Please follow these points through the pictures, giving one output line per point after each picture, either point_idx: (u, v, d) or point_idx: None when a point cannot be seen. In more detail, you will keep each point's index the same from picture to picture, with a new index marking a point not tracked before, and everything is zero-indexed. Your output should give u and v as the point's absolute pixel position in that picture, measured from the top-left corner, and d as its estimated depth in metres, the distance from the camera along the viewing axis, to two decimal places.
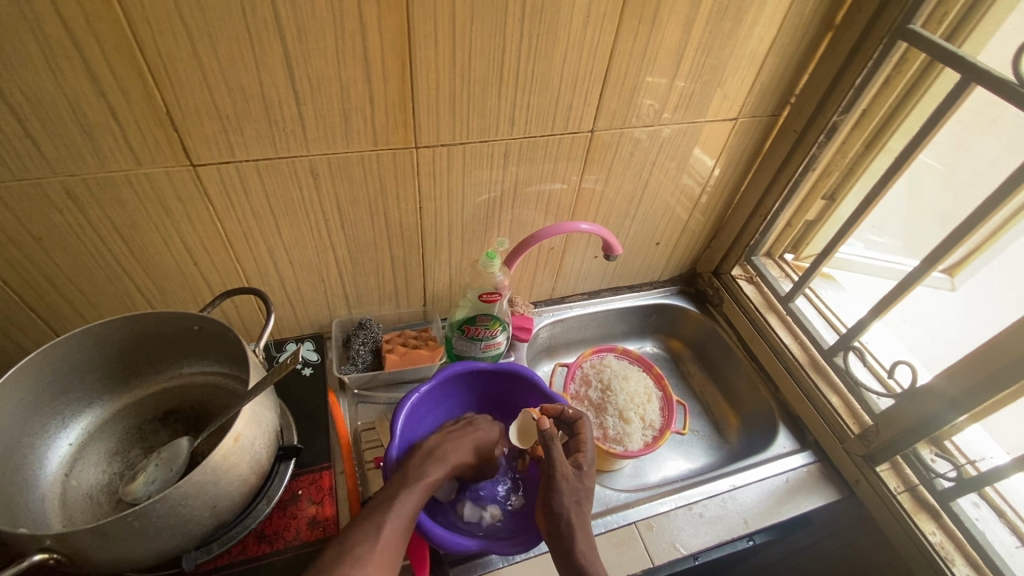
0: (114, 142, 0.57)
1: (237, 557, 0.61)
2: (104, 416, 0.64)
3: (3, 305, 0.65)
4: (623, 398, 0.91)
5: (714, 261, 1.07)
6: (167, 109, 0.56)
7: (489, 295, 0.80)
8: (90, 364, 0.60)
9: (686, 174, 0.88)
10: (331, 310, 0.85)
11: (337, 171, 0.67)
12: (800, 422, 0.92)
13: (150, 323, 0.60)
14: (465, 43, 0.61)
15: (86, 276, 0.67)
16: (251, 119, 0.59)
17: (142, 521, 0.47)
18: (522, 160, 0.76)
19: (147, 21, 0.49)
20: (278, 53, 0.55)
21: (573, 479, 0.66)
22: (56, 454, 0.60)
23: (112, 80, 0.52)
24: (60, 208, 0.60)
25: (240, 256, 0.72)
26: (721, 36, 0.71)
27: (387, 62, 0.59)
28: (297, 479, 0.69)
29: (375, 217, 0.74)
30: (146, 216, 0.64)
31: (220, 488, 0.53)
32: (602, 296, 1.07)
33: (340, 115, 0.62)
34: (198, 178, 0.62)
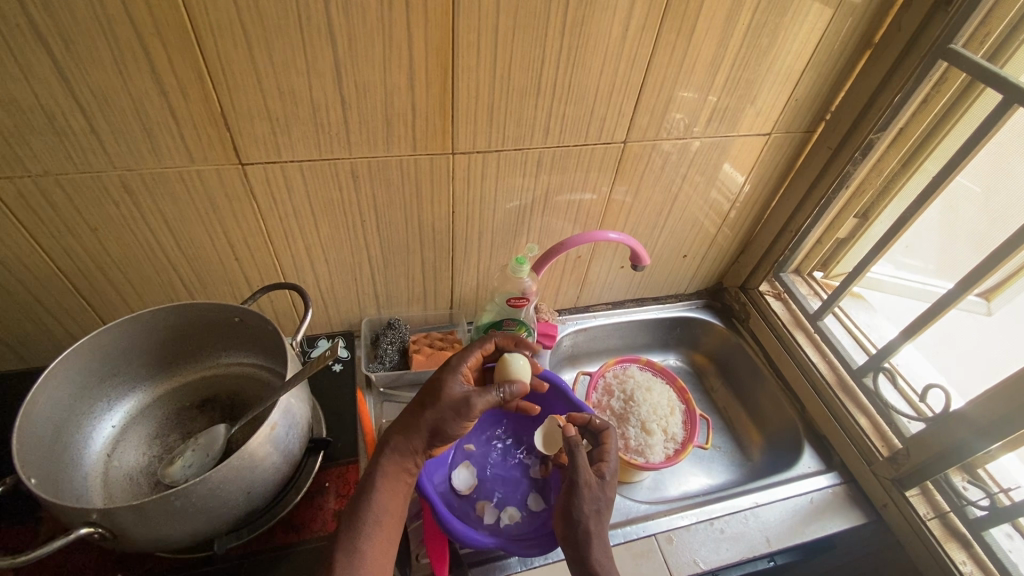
0: (170, 140, 0.60)
1: (266, 544, 0.62)
2: (147, 401, 0.66)
3: (57, 290, 0.69)
4: (646, 409, 0.91)
5: (742, 275, 1.06)
6: (222, 111, 0.59)
7: (517, 300, 0.81)
8: (137, 348, 0.62)
9: (716, 188, 0.89)
10: (361, 309, 0.87)
11: (375, 173, 0.69)
12: (826, 442, 0.91)
13: (195, 311, 0.62)
14: (505, 55, 0.62)
15: (134, 267, 0.70)
16: (300, 122, 0.62)
17: (182, 501, 0.49)
18: (555, 169, 0.77)
19: (210, 27, 0.52)
20: (328, 57, 0.57)
21: (595, 487, 0.64)
22: (100, 435, 0.62)
23: (173, 83, 0.55)
24: (117, 201, 0.63)
25: (278, 252, 0.74)
26: (758, 52, 0.71)
27: (430, 71, 0.61)
28: (325, 471, 0.69)
29: (409, 221, 0.76)
30: (194, 211, 0.66)
31: (255, 475, 0.55)
32: (626, 307, 1.07)
33: (383, 121, 0.64)
34: (245, 176, 0.65)
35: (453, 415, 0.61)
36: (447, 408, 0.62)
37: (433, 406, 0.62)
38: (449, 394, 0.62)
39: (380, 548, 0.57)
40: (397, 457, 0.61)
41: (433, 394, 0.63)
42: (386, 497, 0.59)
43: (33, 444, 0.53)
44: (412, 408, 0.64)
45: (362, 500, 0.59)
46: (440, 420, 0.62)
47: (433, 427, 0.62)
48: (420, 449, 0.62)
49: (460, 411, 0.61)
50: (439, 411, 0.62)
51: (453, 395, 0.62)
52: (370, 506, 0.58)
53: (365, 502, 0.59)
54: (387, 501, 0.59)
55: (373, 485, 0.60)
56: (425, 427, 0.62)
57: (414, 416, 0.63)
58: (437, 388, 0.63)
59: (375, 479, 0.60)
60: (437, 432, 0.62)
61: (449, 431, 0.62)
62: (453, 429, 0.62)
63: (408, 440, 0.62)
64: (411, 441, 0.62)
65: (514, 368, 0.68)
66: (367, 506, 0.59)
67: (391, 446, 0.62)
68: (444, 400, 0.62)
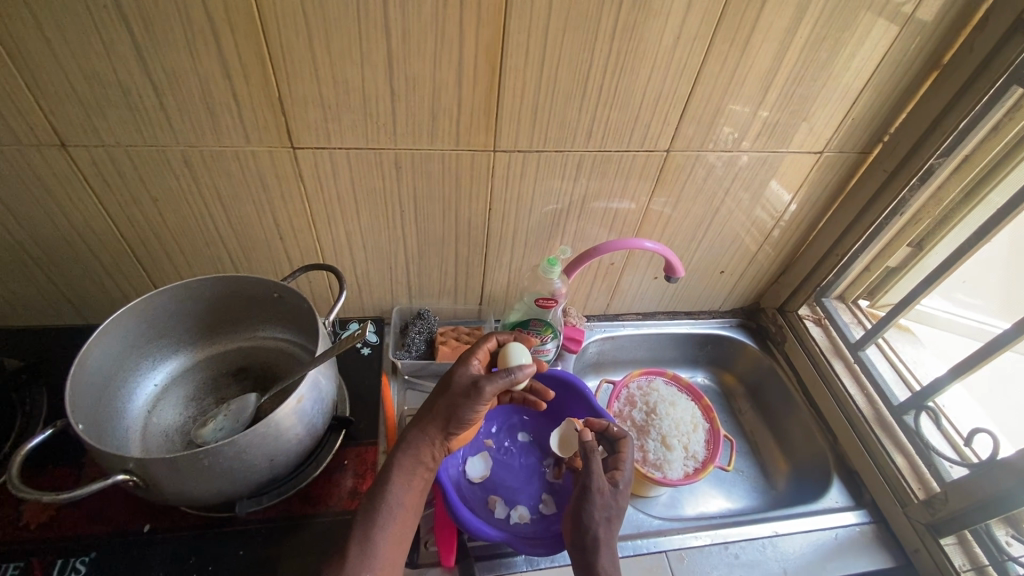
0: (231, 121, 0.63)
1: (283, 513, 0.64)
2: (188, 365, 0.70)
3: (117, 253, 0.74)
4: (668, 423, 0.88)
5: (781, 297, 1.03)
6: (280, 96, 0.62)
7: (545, 300, 0.81)
8: (183, 313, 0.66)
9: (759, 206, 0.87)
10: (393, 297, 0.89)
11: (417, 165, 0.71)
12: (857, 478, 0.87)
13: (239, 283, 0.66)
14: (554, 56, 0.63)
15: (187, 238, 0.75)
16: (350, 111, 0.64)
17: (211, 460, 0.52)
18: (594, 173, 0.77)
19: (275, 16, 0.55)
20: (382, 50, 0.59)
21: (608, 494, 0.64)
22: (143, 392, 0.66)
23: (238, 67, 0.59)
24: (179, 176, 0.67)
25: (320, 236, 0.77)
26: (814, 67, 0.69)
27: (479, 67, 0.63)
28: (345, 450, 0.71)
29: (446, 215, 0.78)
30: (247, 190, 0.70)
31: (279, 443, 0.57)
32: (657, 319, 1.05)
33: (429, 115, 0.66)
34: (296, 159, 0.68)
35: (463, 399, 0.62)
36: (458, 394, 0.62)
37: (445, 394, 0.63)
38: (458, 381, 0.63)
39: (390, 542, 0.58)
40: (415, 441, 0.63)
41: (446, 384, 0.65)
42: (399, 482, 0.60)
43: (83, 391, 0.57)
44: (432, 398, 0.66)
45: (378, 482, 0.61)
46: (452, 405, 0.62)
47: (450, 411, 0.62)
48: (435, 442, 0.63)
49: (468, 394, 0.62)
50: (450, 398, 0.63)
51: (463, 382, 0.64)
52: (386, 487, 0.60)
53: (380, 483, 0.60)
54: (402, 486, 0.60)
55: (390, 468, 0.61)
56: (440, 412, 0.63)
57: (432, 404, 0.65)
58: (448, 377, 0.65)
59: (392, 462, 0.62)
60: (452, 417, 0.63)
61: (462, 416, 0.62)
62: (466, 412, 0.62)
63: (422, 430, 0.63)
64: (424, 430, 0.63)
65: (516, 357, 0.67)
66: (381, 488, 0.60)
67: (411, 433, 0.63)
68: (455, 387, 0.63)
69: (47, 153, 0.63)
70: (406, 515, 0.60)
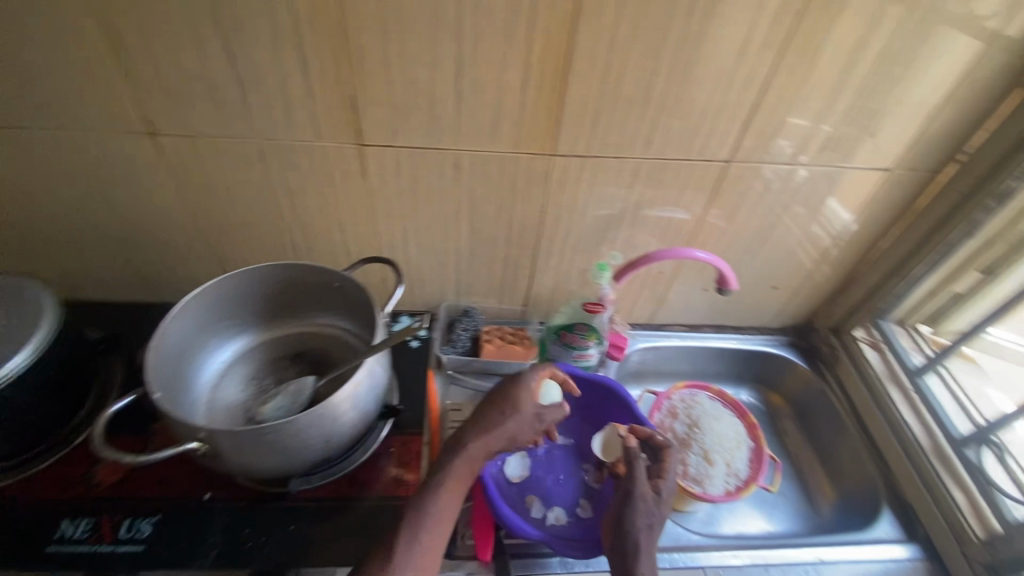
0: (305, 117, 0.66)
1: (331, 493, 0.66)
2: (251, 344, 0.74)
3: (192, 237, 0.79)
4: (710, 438, 0.88)
5: (835, 317, 1.00)
6: (353, 95, 0.64)
7: (592, 306, 0.83)
8: (251, 295, 0.70)
9: (819, 222, 0.84)
10: (442, 293, 0.91)
11: (477, 166, 0.73)
12: (911, 511, 0.83)
13: (305, 271, 0.69)
14: (619, 63, 0.63)
15: (256, 227, 0.79)
16: (417, 111, 0.66)
17: (274, 436, 0.55)
18: (650, 181, 0.77)
19: (355, 18, 0.58)
20: (453, 53, 0.61)
21: (650, 501, 0.64)
22: (210, 367, 0.70)
23: (316, 66, 0.62)
24: (254, 167, 0.71)
25: (379, 230, 0.80)
26: (888, 81, 0.67)
27: (544, 73, 0.64)
28: (392, 437, 0.73)
29: (500, 216, 0.79)
30: (314, 183, 0.73)
31: (335, 426, 0.59)
32: (702, 332, 1.04)
33: (492, 118, 0.68)
34: (362, 156, 0.71)
35: (510, 408, 0.66)
36: (525, 419, 0.66)
37: (511, 412, 0.66)
38: (526, 405, 0.67)
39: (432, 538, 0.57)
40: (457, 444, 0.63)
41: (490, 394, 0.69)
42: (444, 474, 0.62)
43: (161, 362, 0.61)
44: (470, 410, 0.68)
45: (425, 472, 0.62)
46: (516, 427, 0.66)
47: (496, 419, 0.65)
48: (487, 450, 0.64)
49: (517, 404, 0.66)
50: (517, 421, 0.66)
51: (529, 408, 0.67)
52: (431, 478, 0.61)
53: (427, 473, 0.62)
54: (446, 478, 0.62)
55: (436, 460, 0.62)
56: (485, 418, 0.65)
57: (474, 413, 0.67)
58: (513, 397, 0.67)
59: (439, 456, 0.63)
60: (496, 424, 0.65)
61: (523, 440, 0.67)
62: (528, 437, 0.67)
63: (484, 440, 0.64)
64: (485, 440, 0.64)
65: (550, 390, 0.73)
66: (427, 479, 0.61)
67: (470, 440, 0.63)
68: (522, 410, 0.66)
69: (140, 140, 0.68)
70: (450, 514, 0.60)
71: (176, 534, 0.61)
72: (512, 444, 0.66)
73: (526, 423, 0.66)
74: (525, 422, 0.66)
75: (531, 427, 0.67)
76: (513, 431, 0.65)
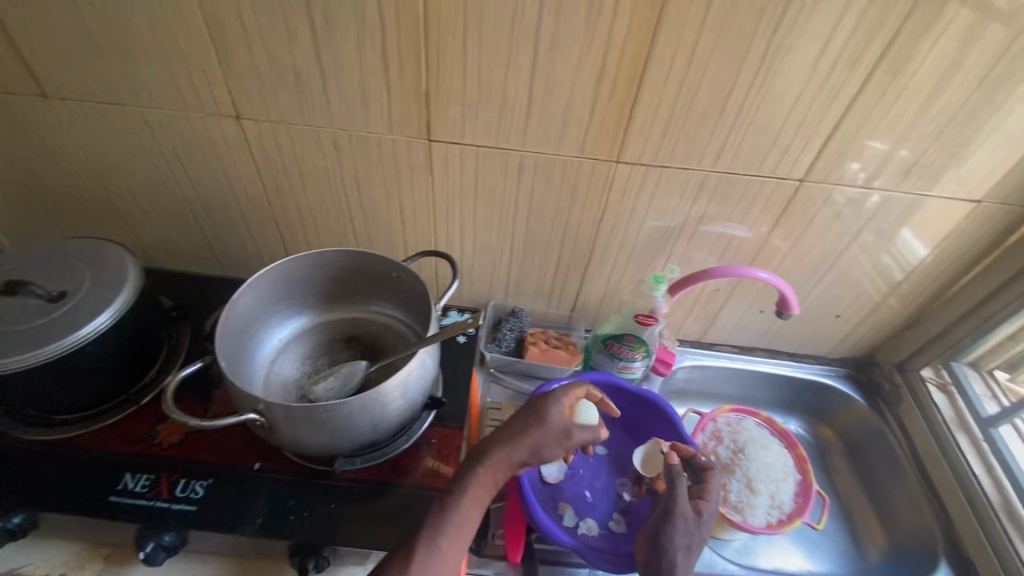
0: (379, 110, 0.68)
1: (373, 477, 0.67)
2: (310, 324, 0.76)
3: (262, 217, 0.83)
4: (756, 467, 0.84)
5: (901, 353, 0.94)
6: (427, 91, 0.66)
7: (643, 318, 0.80)
8: (315, 277, 0.72)
9: (893, 252, 0.80)
10: (491, 292, 0.92)
11: (540, 168, 0.73)
12: (971, 569, 0.77)
13: (367, 259, 0.70)
14: (696, 74, 0.62)
15: (322, 212, 0.82)
16: (487, 110, 0.67)
17: (327, 415, 0.57)
18: (716, 196, 0.75)
19: (438, 17, 0.59)
20: (529, 55, 0.62)
21: (691, 522, 0.62)
22: (271, 341, 0.73)
23: (396, 61, 0.63)
24: (326, 154, 0.74)
25: (437, 224, 0.82)
26: (987, 108, 0.63)
27: (618, 79, 0.63)
28: (433, 428, 0.73)
29: (558, 220, 0.79)
30: (381, 174, 0.75)
31: (384, 412, 0.61)
32: (754, 355, 1.00)
33: (561, 121, 0.67)
34: (430, 151, 0.72)
35: (536, 419, 0.61)
36: (549, 433, 0.60)
37: (536, 425, 0.60)
38: (552, 418, 0.61)
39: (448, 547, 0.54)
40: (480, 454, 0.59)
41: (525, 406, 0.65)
42: None
43: (229, 333, 0.64)
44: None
45: None
46: (539, 442, 0.60)
47: (520, 429, 0.60)
48: (507, 463, 0.59)
49: (544, 414, 0.61)
50: (540, 434, 0.60)
51: (557, 422, 0.61)
52: None
53: None
54: None
55: None
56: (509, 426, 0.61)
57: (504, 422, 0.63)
58: (540, 410, 0.62)
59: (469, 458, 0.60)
60: (518, 434, 0.60)
61: (546, 456, 0.61)
62: (551, 453, 0.61)
63: (502, 452, 0.59)
64: (506, 453, 0.59)
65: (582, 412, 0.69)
66: None
67: (494, 451, 0.59)
68: (546, 423, 0.61)
69: (225, 122, 0.71)
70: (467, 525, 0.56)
71: (226, 499, 0.63)
72: (534, 458, 0.60)
73: (551, 438, 0.60)
74: (551, 436, 0.61)
75: (558, 443, 0.61)
76: (536, 445, 0.60)
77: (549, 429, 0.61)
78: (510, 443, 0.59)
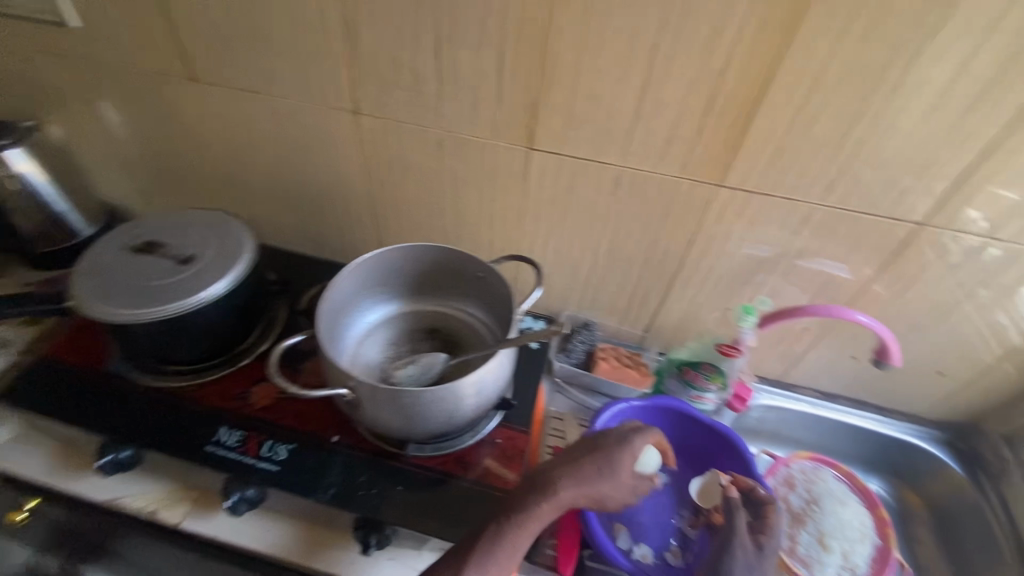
0: (486, 115, 0.71)
1: (438, 466, 0.69)
2: (399, 312, 0.80)
3: (360, 207, 0.88)
4: (831, 522, 0.79)
5: (1011, 424, 0.85)
6: (535, 101, 0.67)
7: (727, 348, 0.79)
8: (410, 268, 0.76)
9: (1018, 312, 0.73)
10: (566, 303, 0.92)
11: (636, 185, 0.72)
12: None
13: (460, 258, 0.73)
14: (816, 103, 0.60)
15: (415, 207, 0.85)
16: (591, 123, 0.68)
17: (410, 400, 0.60)
18: (819, 230, 0.71)
19: (557, 30, 0.60)
20: (641, 72, 0.62)
21: (751, 555, 0.59)
22: (363, 323, 0.77)
23: (509, 70, 0.65)
24: (429, 153, 0.77)
25: (524, 230, 0.83)
26: None
27: (731, 103, 0.62)
28: (498, 429, 0.74)
29: (646, 238, 0.78)
30: (478, 177, 0.78)
31: (458, 407, 0.63)
32: (837, 403, 0.93)
33: (665, 141, 0.67)
34: (528, 159, 0.73)
35: (607, 465, 0.59)
36: (618, 484, 0.59)
37: (608, 473, 0.59)
38: (623, 469, 0.60)
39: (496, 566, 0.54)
40: (548, 488, 0.57)
41: (590, 441, 0.63)
42: None
43: (330, 308, 0.69)
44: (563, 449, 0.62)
45: None
46: (605, 491, 0.59)
47: (592, 476, 0.58)
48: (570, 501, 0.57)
49: (617, 466, 0.59)
50: (609, 482, 0.59)
51: (626, 473, 0.60)
52: None
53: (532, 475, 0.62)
54: None
55: None
56: (579, 468, 0.58)
57: (567, 454, 0.61)
58: (613, 455, 0.60)
59: (533, 484, 0.58)
60: (589, 481, 0.58)
61: (607, 504, 0.59)
62: (612, 503, 0.59)
63: (568, 488, 0.57)
64: (572, 491, 0.57)
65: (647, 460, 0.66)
66: None
67: (560, 483, 0.57)
68: (616, 473, 0.59)
69: (342, 116, 0.76)
70: (518, 549, 0.55)
71: (305, 465, 0.67)
72: (595, 504, 0.59)
73: (618, 490, 0.59)
74: (619, 488, 0.59)
75: (623, 495, 0.60)
76: (603, 494, 0.59)
77: (619, 480, 0.59)
78: (582, 490, 0.57)
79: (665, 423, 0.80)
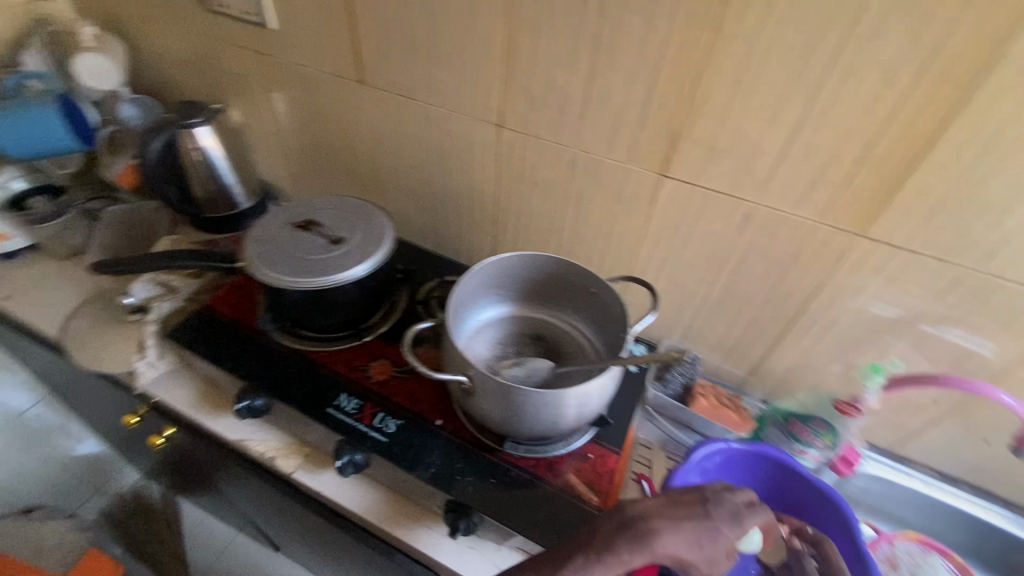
0: (625, 140, 0.73)
1: (530, 469, 0.71)
2: (512, 314, 0.84)
3: (483, 212, 0.93)
4: None
5: None
6: (678, 131, 0.69)
7: (846, 406, 0.75)
8: (530, 275, 0.79)
9: None
10: (668, 332, 0.91)
11: (767, 224, 0.71)
12: None
13: (580, 273, 0.75)
14: (991, 163, 0.56)
15: (536, 219, 0.89)
16: (732, 158, 0.68)
17: (523, 399, 0.63)
18: (969, 298, 0.66)
19: (716, 65, 0.62)
20: (797, 114, 0.61)
21: None
22: (478, 318, 0.82)
23: (658, 99, 0.67)
24: (560, 170, 0.81)
25: (639, 254, 0.84)
26: None
27: (891, 154, 0.60)
28: (592, 444, 0.74)
29: (767, 279, 0.76)
30: (604, 198, 0.80)
31: (562, 414, 0.65)
32: (957, 488, 0.85)
33: (809, 184, 0.66)
34: (659, 186, 0.75)
35: (706, 536, 0.56)
36: (709, 559, 0.56)
37: (706, 544, 0.55)
38: (722, 545, 0.56)
39: None
40: (644, 539, 0.54)
41: (691, 497, 0.59)
42: None
43: (456, 299, 0.74)
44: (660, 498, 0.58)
45: None
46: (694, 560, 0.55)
47: (689, 542, 0.55)
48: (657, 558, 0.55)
49: (717, 537, 0.56)
50: (704, 554, 0.55)
51: (723, 547, 0.56)
52: None
53: None
54: None
55: None
56: (677, 527, 0.55)
57: (663, 506, 0.57)
58: (715, 527, 0.56)
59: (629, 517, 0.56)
60: (683, 545, 0.55)
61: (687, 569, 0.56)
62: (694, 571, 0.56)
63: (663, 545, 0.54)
64: (665, 551, 0.54)
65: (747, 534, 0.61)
66: None
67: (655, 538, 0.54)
68: (714, 548, 0.56)
69: (486, 127, 0.82)
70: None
71: (408, 442, 0.72)
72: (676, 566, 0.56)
73: (706, 562, 0.56)
74: (710, 560, 0.56)
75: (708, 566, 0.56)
76: (691, 562, 0.55)
77: (713, 552, 0.56)
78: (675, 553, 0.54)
79: (764, 472, 0.76)
